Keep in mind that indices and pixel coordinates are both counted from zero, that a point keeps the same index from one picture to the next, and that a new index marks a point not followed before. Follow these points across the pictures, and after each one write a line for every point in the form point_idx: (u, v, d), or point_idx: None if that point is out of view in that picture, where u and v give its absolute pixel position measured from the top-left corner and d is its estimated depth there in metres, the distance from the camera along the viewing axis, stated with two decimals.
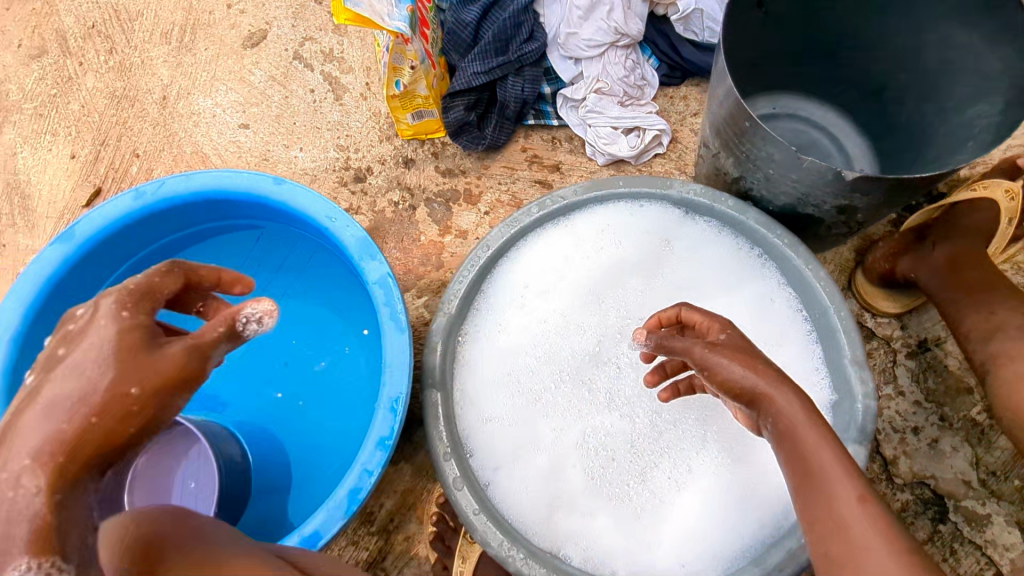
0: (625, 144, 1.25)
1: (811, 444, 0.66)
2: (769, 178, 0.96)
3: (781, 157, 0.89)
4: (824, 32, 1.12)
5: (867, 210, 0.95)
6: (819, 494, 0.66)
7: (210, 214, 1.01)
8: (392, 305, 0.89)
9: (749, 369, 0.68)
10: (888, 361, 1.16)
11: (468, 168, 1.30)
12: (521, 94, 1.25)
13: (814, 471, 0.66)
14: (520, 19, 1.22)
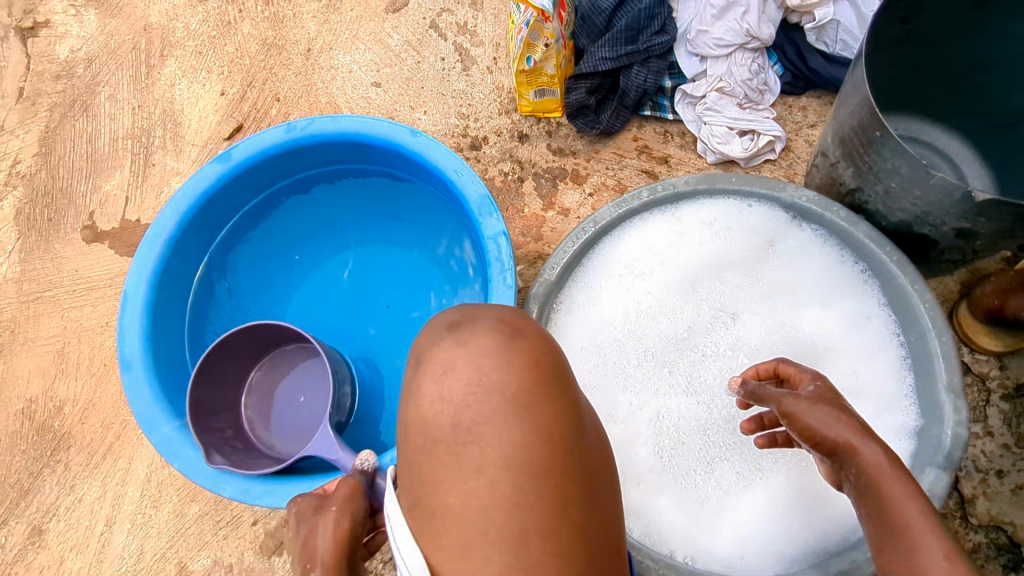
0: (738, 145, 1.26)
1: (894, 499, 0.70)
2: (889, 192, 0.96)
3: (907, 171, 0.90)
4: (970, 50, 1.11)
5: (988, 238, 0.93)
6: (903, 547, 0.69)
7: (345, 156, 1.10)
8: (502, 260, 0.96)
9: (837, 416, 0.75)
10: (980, 400, 1.13)
11: (579, 149, 1.35)
12: (643, 84, 1.28)
13: (897, 525, 0.70)
14: (655, 11, 1.26)
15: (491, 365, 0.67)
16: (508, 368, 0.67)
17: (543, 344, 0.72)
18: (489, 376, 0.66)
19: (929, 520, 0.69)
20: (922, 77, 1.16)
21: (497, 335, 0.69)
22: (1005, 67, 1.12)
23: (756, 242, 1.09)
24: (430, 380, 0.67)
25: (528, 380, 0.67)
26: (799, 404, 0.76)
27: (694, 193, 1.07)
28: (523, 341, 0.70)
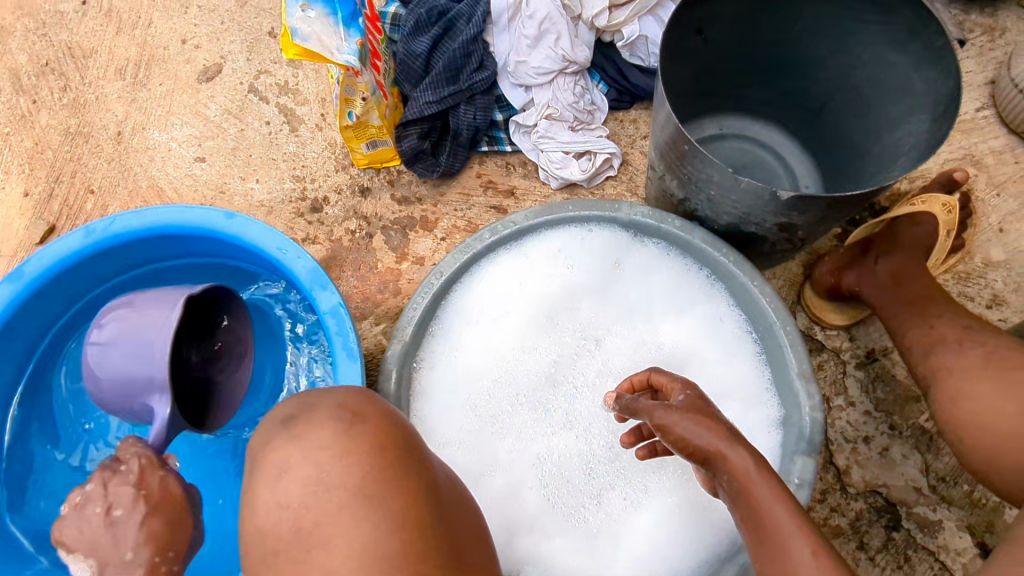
0: (576, 168, 1.28)
1: (761, 498, 0.67)
2: (711, 199, 0.99)
3: (719, 178, 0.92)
4: (761, 52, 1.15)
5: (807, 228, 0.97)
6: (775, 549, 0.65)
7: (165, 250, 1.03)
8: (344, 334, 0.90)
9: (706, 423, 0.71)
10: (839, 373, 1.19)
11: (424, 195, 1.32)
12: (473, 122, 1.27)
13: (766, 527, 0.66)
14: (470, 48, 1.24)
15: (332, 454, 0.59)
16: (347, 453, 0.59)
17: (391, 425, 0.64)
18: (328, 472, 0.58)
19: (794, 517, 0.66)
20: (730, 80, 1.21)
21: (336, 423, 0.61)
22: (799, 63, 1.16)
23: (605, 263, 1.09)
24: (263, 485, 0.59)
25: (373, 467, 0.59)
26: (666, 416, 0.74)
27: (535, 225, 1.06)
28: (365, 425, 0.62)
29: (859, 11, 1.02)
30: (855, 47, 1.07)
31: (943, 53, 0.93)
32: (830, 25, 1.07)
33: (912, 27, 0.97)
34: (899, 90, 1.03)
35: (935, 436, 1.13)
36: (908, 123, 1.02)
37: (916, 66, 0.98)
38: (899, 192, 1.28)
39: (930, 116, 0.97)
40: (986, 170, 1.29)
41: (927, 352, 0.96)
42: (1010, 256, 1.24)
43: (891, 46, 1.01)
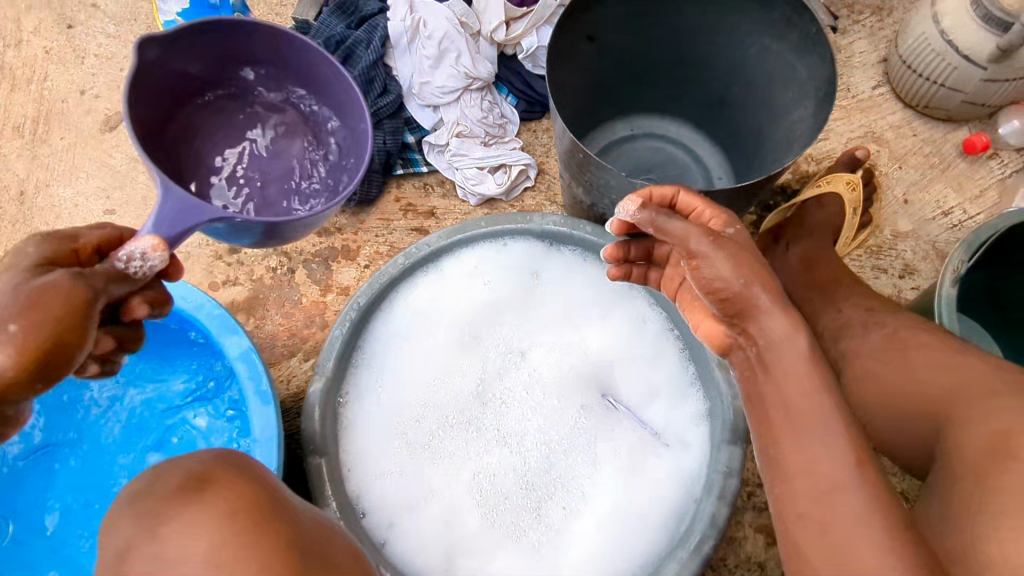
0: (492, 183, 1.29)
1: (759, 344, 0.65)
2: (615, 202, 1.00)
3: (617, 182, 0.94)
4: (656, 49, 1.17)
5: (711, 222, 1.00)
6: (797, 412, 0.62)
7: None
8: (257, 379, 0.90)
9: (740, 263, 0.66)
10: None
11: (344, 224, 1.32)
12: (384, 146, 1.27)
13: (781, 401, 0.63)
14: (372, 75, 1.24)
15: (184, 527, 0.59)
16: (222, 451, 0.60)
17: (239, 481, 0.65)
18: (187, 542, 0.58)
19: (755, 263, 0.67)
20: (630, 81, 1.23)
21: (182, 495, 0.61)
22: (693, 57, 1.18)
23: (525, 274, 1.10)
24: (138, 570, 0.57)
25: (231, 523, 0.60)
26: (703, 244, 0.68)
27: (451, 245, 1.07)
28: (214, 487, 0.62)
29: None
30: (742, 38, 1.09)
31: (818, 37, 0.96)
32: (717, 18, 1.09)
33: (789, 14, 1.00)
34: (788, 73, 1.06)
35: None
36: (801, 105, 1.04)
37: (797, 51, 1.02)
38: (807, 175, 1.32)
39: (816, 98, 0.99)
40: (887, 144, 1.34)
41: (839, 331, 0.98)
42: (916, 225, 1.28)
43: (773, 34, 1.04)
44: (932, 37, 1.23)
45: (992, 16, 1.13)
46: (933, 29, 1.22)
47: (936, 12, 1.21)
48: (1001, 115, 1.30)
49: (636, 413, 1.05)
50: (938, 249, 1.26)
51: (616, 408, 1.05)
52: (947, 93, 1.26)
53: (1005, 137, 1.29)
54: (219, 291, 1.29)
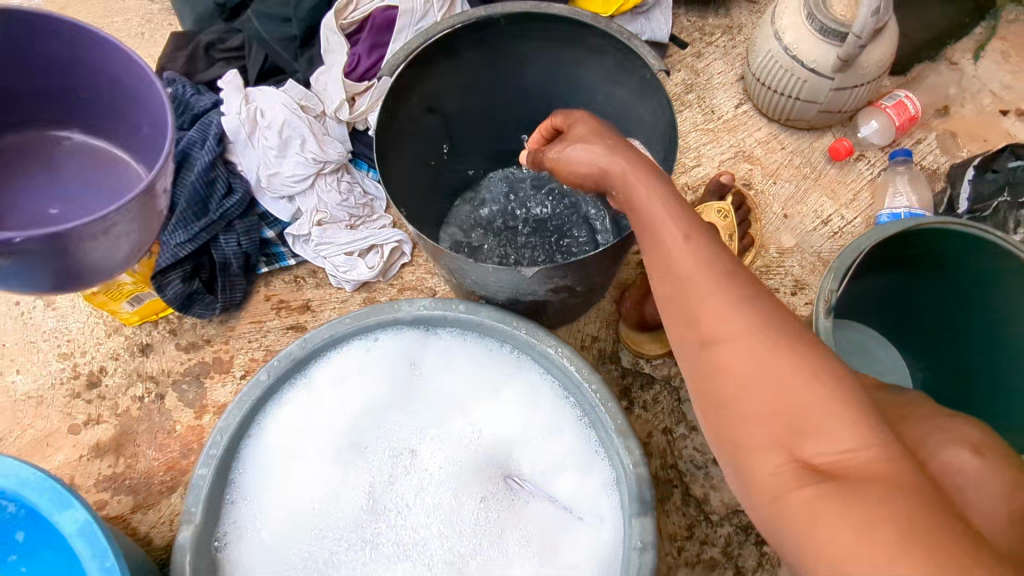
0: (364, 266, 1.21)
1: (669, 241, 0.63)
2: (477, 281, 0.94)
3: (472, 266, 0.88)
4: (506, 102, 1.11)
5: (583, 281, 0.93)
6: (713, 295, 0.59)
7: None
8: (101, 556, 0.78)
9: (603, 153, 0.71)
10: (675, 400, 1.16)
11: (212, 334, 1.22)
12: (240, 248, 1.18)
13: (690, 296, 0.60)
14: (211, 176, 1.15)
15: None
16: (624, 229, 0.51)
17: None
18: None
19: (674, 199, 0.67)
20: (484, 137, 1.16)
21: None
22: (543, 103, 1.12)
23: (403, 364, 1.02)
24: None
25: None
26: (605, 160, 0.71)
27: (314, 350, 0.99)
28: None
29: (571, 42, 0.98)
30: (585, 82, 1.05)
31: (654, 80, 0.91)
32: (553, 64, 1.03)
33: (622, 55, 0.94)
34: (635, 106, 0.99)
35: None
36: (655, 138, 0.97)
37: (641, 90, 0.95)
38: (686, 204, 1.30)
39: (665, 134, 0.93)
40: (759, 161, 1.33)
41: None
42: (799, 239, 1.26)
43: (611, 76, 0.99)
44: (777, 54, 1.23)
45: (826, 29, 1.14)
46: (777, 46, 1.22)
47: (777, 29, 1.22)
48: (860, 118, 1.31)
49: (543, 490, 0.98)
50: (825, 259, 1.24)
51: (519, 489, 0.98)
52: (804, 105, 1.26)
53: (866, 138, 1.30)
54: (81, 434, 1.16)
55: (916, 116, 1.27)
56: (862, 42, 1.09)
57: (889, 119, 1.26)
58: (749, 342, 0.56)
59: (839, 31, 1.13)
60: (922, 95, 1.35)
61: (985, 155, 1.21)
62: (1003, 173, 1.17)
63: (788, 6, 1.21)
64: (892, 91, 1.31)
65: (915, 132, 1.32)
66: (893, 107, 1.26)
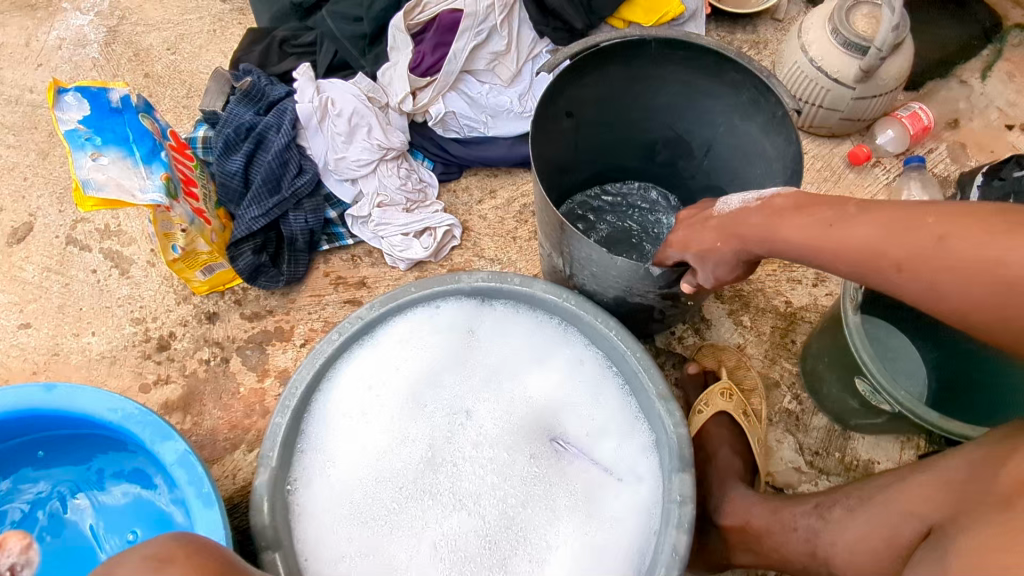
0: (419, 246, 1.31)
1: (833, 235, 0.72)
2: (595, 274, 1.02)
3: (597, 257, 0.96)
4: (626, 122, 1.21)
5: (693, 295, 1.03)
6: (890, 240, 0.69)
7: (55, 424, 0.94)
8: (198, 484, 0.85)
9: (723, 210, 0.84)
10: None
11: (275, 305, 1.31)
12: (306, 225, 1.28)
13: (883, 267, 0.70)
14: (285, 156, 1.25)
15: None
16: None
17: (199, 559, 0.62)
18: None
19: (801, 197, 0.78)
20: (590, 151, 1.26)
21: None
22: (647, 119, 1.22)
23: (465, 330, 1.12)
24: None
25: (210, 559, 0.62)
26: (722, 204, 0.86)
27: (382, 316, 1.08)
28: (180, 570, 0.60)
29: (669, 62, 1.10)
30: (709, 111, 1.15)
31: (759, 84, 1.03)
32: (651, 83, 1.14)
33: (716, 67, 1.07)
34: (733, 115, 1.12)
35: (800, 415, 1.21)
36: (760, 142, 1.10)
37: (748, 110, 1.08)
38: None
39: (773, 136, 1.06)
40: None
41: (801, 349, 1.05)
42: None
43: (705, 89, 1.12)
44: (803, 65, 1.33)
45: (850, 42, 1.25)
46: (803, 58, 1.33)
47: (803, 43, 1.33)
48: (877, 127, 1.41)
49: (585, 453, 1.06)
50: None
51: (565, 450, 1.06)
52: (827, 114, 1.37)
53: (882, 146, 1.40)
54: (151, 392, 1.24)
55: (928, 126, 1.37)
56: (882, 55, 1.20)
57: (903, 128, 1.37)
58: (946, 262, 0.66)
59: (861, 46, 1.24)
60: (935, 108, 1.45)
61: (992, 164, 1.32)
62: (1008, 181, 1.28)
63: (814, 23, 1.32)
64: (908, 104, 1.42)
65: (928, 142, 1.43)
66: (909, 117, 1.36)
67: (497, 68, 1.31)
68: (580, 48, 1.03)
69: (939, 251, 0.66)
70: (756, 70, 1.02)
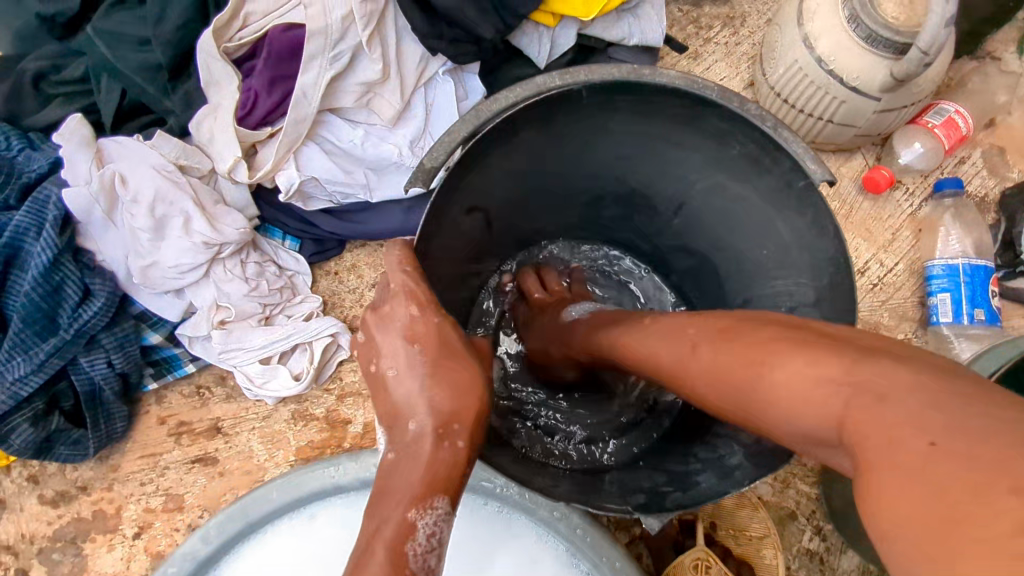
0: (287, 374, 0.91)
1: (647, 343, 0.62)
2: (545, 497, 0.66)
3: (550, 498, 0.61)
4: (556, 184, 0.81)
5: (711, 482, 0.70)
6: (864, 407, 0.43)
7: None
8: None
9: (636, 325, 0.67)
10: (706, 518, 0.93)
11: (89, 478, 0.91)
12: (111, 370, 0.86)
13: (754, 376, 0.50)
14: (56, 278, 0.81)
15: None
16: (410, 560, 0.51)
17: None
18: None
19: (773, 332, 0.51)
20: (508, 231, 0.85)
21: None
22: (588, 178, 0.82)
23: None
24: None
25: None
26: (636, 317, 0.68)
27: (222, 546, 0.72)
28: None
29: (615, 109, 0.71)
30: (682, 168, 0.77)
31: (760, 138, 0.67)
32: (593, 135, 0.75)
33: (687, 111, 0.69)
34: (719, 172, 0.74)
35: (827, 556, 0.93)
36: (766, 215, 0.73)
37: (744, 169, 0.72)
38: None
39: (788, 208, 0.70)
40: None
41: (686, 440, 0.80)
42: None
43: (673, 136, 0.73)
44: (807, 65, 0.96)
45: (876, 37, 0.88)
46: (806, 56, 0.95)
47: (806, 33, 0.94)
48: (897, 138, 1.07)
49: None
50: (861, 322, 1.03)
51: None
52: (838, 129, 1.01)
53: (909, 164, 1.06)
54: None
55: (966, 135, 1.03)
56: (927, 60, 0.83)
57: (935, 140, 1.03)
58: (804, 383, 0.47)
59: (892, 41, 0.87)
60: (967, 101, 1.11)
61: None
62: None
63: (820, 4, 0.93)
64: (936, 101, 1.07)
65: (959, 150, 1.09)
66: (944, 125, 1.02)
67: (373, 103, 0.88)
68: (475, 125, 0.65)
69: (930, 416, 0.39)
70: (754, 116, 0.67)
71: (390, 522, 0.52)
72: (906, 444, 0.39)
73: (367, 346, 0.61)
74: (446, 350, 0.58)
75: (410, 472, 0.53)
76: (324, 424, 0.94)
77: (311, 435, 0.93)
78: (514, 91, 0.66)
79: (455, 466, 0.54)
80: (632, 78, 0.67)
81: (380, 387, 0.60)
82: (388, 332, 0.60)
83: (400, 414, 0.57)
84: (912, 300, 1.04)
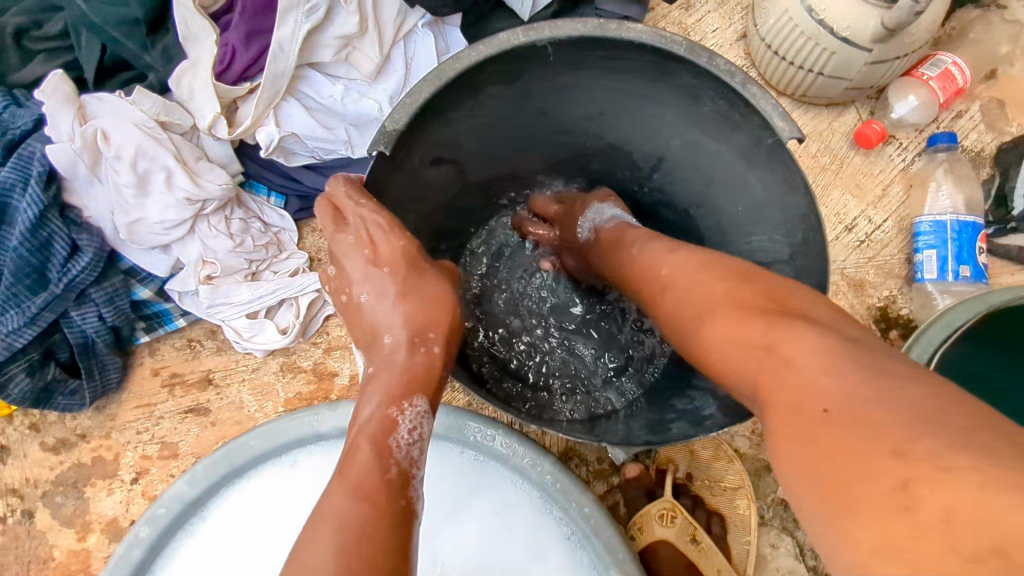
0: (274, 329, 0.93)
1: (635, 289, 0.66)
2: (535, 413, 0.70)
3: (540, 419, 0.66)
4: (539, 130, 0.80)
5: (684, 428, 0.69)
6: (774, 371, 0.44)
7: None
8: None
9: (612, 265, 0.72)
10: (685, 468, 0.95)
11: (88, 427, 0.95)
12: (102, 323, 0.89)
13: (685, 317, 0.55)
14: (43, 234, 0.83)
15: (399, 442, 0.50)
16: (394, 451, 0.50)
17: None
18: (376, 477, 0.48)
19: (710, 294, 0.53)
20: (484, 185, 0.85)
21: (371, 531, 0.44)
22: (565, 135, 0.82)
23: None
24: None
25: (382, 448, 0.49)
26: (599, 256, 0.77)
27: (208, 490, 0.75)
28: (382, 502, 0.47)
29: (586, 61, 0.70)
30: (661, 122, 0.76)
31: (728, 93, 0.66)
32: (567, 90, 0.75)
33: (657, 66, 0.68)
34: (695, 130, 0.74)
35: None
36: (738, 168, 0.73)
37: (713, 119, 0.71)
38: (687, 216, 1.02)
39: (759, 165, 0.70)
40: None
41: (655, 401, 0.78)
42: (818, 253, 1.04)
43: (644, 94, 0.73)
44: (797, 15, 0.93)
45: None
46: (797, 6, 0.93)
47: None
48: (892, 91, 1.04)
49: None
50: (849, 279, 1.03)
51: None
52: (829, 82, 0.99)
53: (902, 118, 1.04)
54: None
55: (962, 88, 1.01)
56: (919, 8, 0.81)
57: (930, 94, 1.00)
58: (719, 323, 0.51)
59: None
60: (968, 53, 1.07)
61: None
62: None
63: None
64: (933, 52, 1.04)
65: (955, 104, 1.06)
66: (937, 78, 0.99)
67: (352, 57, 0.88)
68: (437, 83, 0.63)
69: (829, 381, 0.40)
70: (723, 71, 0.65)
71: (374, 419, 0.51)
72: (807, 411, 0.41)
73: (339, 277, 0.61)
74: (412, 269, 0.58)
75: (388, 377, 0.54)
76: (311, 376, 0.96)
77: (299, 387, 0.96)
78: (482, 44, 0.64)
79: (430, 371, 0.55)
80: (598, 32, 0.65)
81: (355, 312, 0.60)
82: (354, 257, 0.59)
83: (377, 329, 0.57)
84: (900, 256, 1.03)
